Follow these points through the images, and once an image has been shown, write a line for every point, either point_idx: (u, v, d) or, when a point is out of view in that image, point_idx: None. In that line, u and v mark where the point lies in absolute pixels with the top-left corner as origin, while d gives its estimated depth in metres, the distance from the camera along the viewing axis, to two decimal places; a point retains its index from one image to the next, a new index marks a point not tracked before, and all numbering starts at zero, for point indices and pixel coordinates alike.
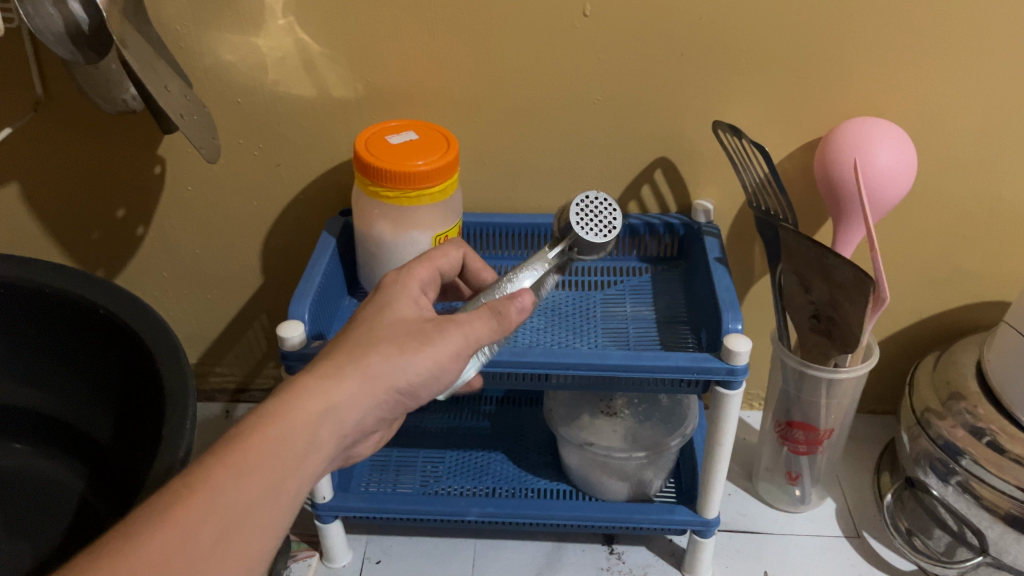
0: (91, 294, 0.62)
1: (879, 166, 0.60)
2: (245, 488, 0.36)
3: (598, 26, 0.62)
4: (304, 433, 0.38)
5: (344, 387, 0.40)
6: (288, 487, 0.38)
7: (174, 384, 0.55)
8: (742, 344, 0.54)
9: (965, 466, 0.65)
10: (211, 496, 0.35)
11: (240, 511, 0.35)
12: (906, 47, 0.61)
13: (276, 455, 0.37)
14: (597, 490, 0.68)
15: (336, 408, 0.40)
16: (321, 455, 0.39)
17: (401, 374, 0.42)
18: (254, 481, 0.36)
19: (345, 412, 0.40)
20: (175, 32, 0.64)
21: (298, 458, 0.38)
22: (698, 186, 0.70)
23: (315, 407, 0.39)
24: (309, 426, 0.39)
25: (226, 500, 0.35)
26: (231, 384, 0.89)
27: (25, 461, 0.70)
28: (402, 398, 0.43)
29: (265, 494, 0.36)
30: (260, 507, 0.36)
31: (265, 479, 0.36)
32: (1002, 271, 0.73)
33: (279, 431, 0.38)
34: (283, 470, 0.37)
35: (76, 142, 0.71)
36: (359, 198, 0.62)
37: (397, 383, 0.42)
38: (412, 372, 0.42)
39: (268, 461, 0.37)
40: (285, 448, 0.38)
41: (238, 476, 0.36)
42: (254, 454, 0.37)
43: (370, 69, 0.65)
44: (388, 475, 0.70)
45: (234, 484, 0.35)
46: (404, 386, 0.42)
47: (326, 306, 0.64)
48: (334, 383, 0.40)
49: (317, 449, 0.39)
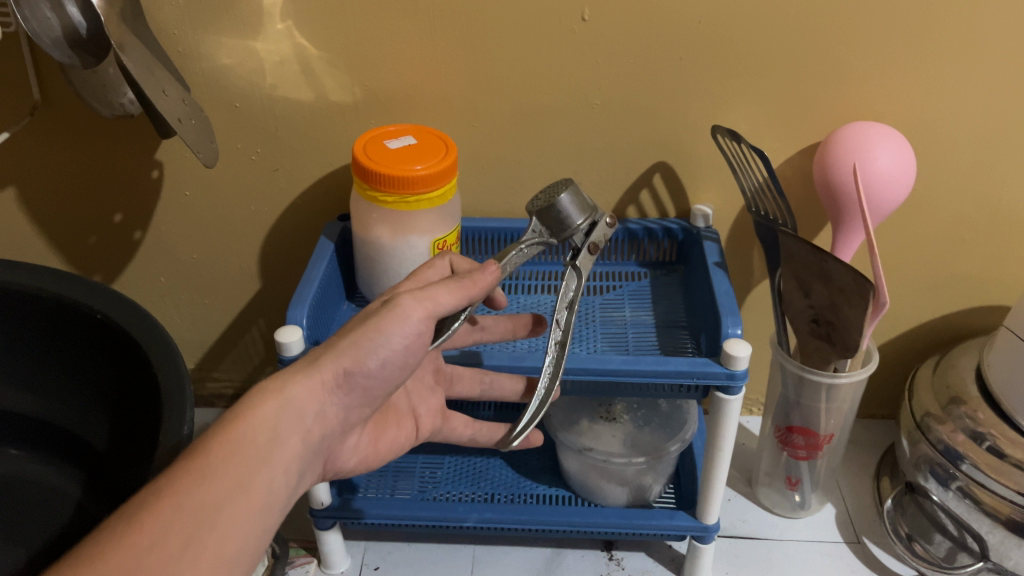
0: (87, 299, 0.61)
1: (878, 170, 0.60)
2: (212, 488, 0.36)
3: (597, 30, 0.61)
4: (265, 430, 0.39)
5: (297, 383, 0.41)
6: (258, 483, 0.38)
7: (171, 390, 0.54)
8: (742, 349, 0.54)
9: (965, 470, 0.65)
10: (178, 497, 0.35)
11: (211, 511, 0.35)
12: (906, 50, 0.61)
13: (238, 454, 0.37)
14: (597, 496, 0.67)
15: (290, 401, 0.40)
16: (286, 450, 0.40)
17: (348, 356, 0.42)
18: (218, 480, 0.36)
19: (300, 404, 0.41)
20: (173, 36, 0.63)
21: (262, 454, 0.38)
22: (697, 190, 0.70)
23: (269, 405, 0.40)
24: (269, 424, 0.39)
25: (194, 501, 0.35)
26: (229, 390, 0.89)
27: (22, 467, 0.70)
28: (360, 378, 0.43)
29: (233, 491, 0.36)
30: (231, 506, 0.36)
31: (230, 476, 0.37)
32: (1002, 275, 0.73)
33: (239, 430, 0.38)
34: (248, 466, 0.37)
35: (73, 145, 0.71)
36: (357, 202, 0.62)
37: (347, 365, 0.42)
38: (362, 350, 0.42)
39: (231, 460, 0.37)
40: (245, 446, 0.38)
41: (202, 478, 0.36)
42: (217, 457, 0.37)
43: (369, 73, 0.65)
44: (387, 481, 0.70)
45: (199, 485, 0.35)
46: (354, 366, 0.42)
47: (324, 311, 0.64)
48: (286, 380, 0.41)
49: (279, 443, 0.39)
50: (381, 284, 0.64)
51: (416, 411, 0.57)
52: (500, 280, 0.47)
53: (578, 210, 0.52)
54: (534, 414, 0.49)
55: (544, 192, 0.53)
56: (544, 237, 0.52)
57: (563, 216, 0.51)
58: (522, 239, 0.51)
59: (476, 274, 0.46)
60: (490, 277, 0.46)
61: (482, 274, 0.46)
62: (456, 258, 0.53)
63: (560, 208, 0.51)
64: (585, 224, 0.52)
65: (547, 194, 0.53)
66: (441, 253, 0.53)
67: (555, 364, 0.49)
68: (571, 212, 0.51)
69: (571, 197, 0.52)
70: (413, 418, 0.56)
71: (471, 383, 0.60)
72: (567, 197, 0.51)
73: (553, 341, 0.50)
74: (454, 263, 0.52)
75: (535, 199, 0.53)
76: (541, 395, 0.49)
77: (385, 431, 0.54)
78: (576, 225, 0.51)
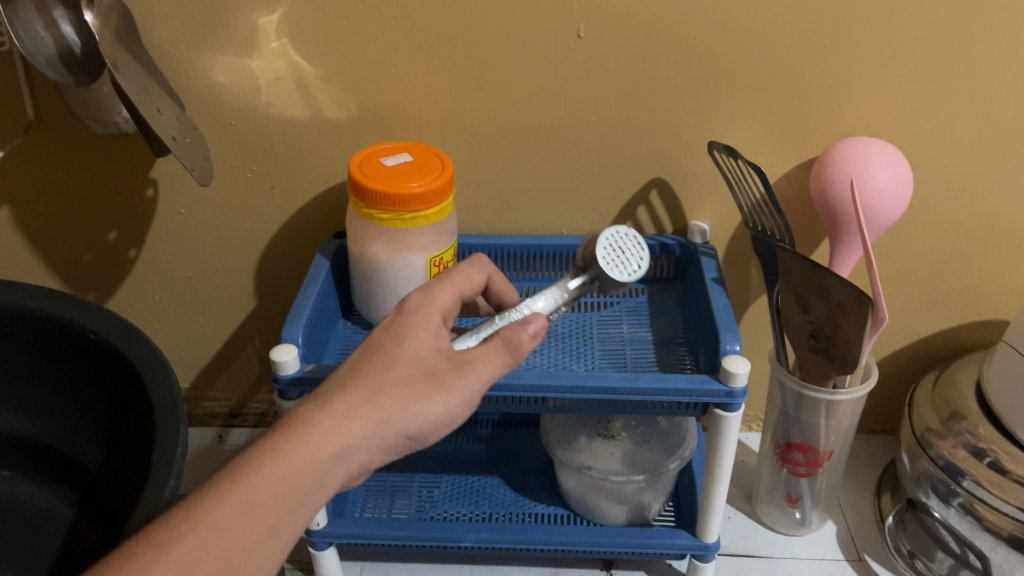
0: (81, 319, 0.61)
1: (875, 185, 0.60)
2: (243, 529, 0.36)
3: (593, 46, 0.61)
4: (312, 475, 0.38)
5: (356, 432, 0.39)
6: (288, 529, 0.38)
7: (164, 411, 0.54)
8: (741, 365, 0.53)
9: (967, 486, 0.65)
10: (208, 535, 0.35)
11: (238, 554, 0.36)
12: (901, 66, 0.61)
13: (279, 497, 0.37)
14: (596, 515, 0.67)
15: (348, 452, 0.39)
16: (324, 496, 0.39)
17: (415, 422, 0.41)
18: (251, 521, 0.36)
19: (353, 458, 0.40)
20: (169, 54, 0.63)
21: (302, 499, 0.38)
22: (695, 205, 0.70)
23: (325, 451, 0.38)
24: (317, 470, 0.38)
25: (222, 541, 0.35)
26: (224, 409, 0.88)
27: (14, 489, 0.69)
28: (413, 443, 0.42)
29: (265, 535, 0.37)
30: (257, 549, 0.36)
31: (263, 521, 0.37)
32: (1001, 290, 0.73)
33: (285, 471, 0.38)
34: (283, 512, 0.37)
35: (67, 164, 0.71)
36: (353, 220, 0.62)
37: (410, 432, 0.41)
38: (428, 419, 0.41)
39: (269, 504, 0.37)
40: (288, 488, 0.38)
41: (236, 517, 0.36)
42: (256, 496, 0.37)
43: (364, 91, 0.65)
44: (384, 501, 0.70)
45: (232, 524, 0.36)
46: (416, 433, 0.41)
47: (320, 330, 0.63)
48: (347, 424, 0.39)
49: (321, 491, 0.39)
50: (378, 301, 0.64)
51: None
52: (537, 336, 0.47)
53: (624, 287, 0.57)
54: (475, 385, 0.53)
55: (623, 248, 0.56)
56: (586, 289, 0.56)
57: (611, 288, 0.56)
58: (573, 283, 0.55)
59: (519, 337, 0.45)
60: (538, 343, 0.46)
61: (526, 337, 0.45)
62: (496, 274, 0.55)
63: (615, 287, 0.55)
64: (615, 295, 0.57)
65: (622, 250, 0.56)
66: (479, 260, 0.53)
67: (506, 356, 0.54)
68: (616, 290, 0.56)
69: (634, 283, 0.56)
70: None
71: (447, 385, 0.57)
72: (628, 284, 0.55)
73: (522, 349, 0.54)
74: (492, 279, 0.54)
75: (608, 244, 0.56)
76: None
77: None
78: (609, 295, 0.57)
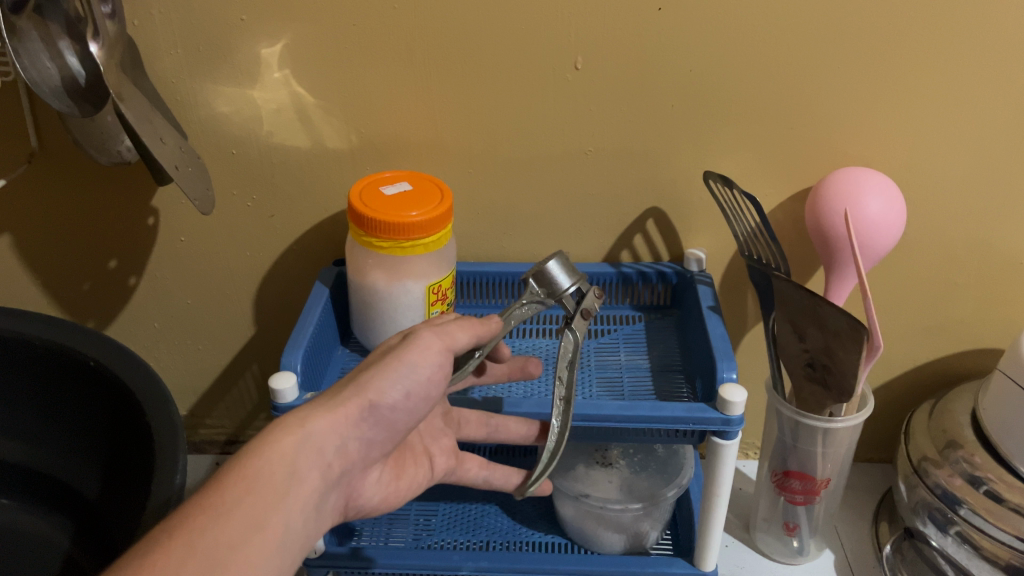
0: (83, 346, 0.61)
1: (869, 215, 0.60)
2: (225, 530, 0.35)
3: (591, 78, 0.62)
4: (285, 465, 0.38)
5: (320, 416, 0.40)
6: (274, 522, 0.37)
7: (163, 440, 0.54)
8: (737, 394, 0.54)
9: (964, 515, 0.65)
10: (190, 538, 0.34)
11: (224, 551, 0.34)
12: (892, 98, 0.62)
13: (256, 491, 0.37)
14: (594, 543, 0.66)
15: (312, 435, 0.39)
16: (304, 487, 0.39)
17: (377, 389, 0.41)
18: (232, 519, 0.35)
19: (319, 439, 0.40)
20: (172, 85, 0.64)
21: (279, 492, 0.37)
22: (690, 234, 0.71)
23: (290, 438, 0.39)
24: (288, 458, 0.38)
25: (206, 541, 0.34)
26: (221, 436, 0.88)
27: (9, 515, 0.68)
28: (386, 414, 0.42)
29: (248, 530, 0.35)
30: (244, 546, 0.35)
31: (245, 515, 0.36)
32: (995, 318, 0.73)
33: (255, 467, 0.37)
34: (262, 504, 0.36)
35: (68, 192, 0.72)
36: (354, 248, 0.62)
37: (371, 397, 0.41)
38: (390, 382, 0.42)
39: (245, 499, 0.36)
40: (265, 481, 0.37)
41: (216, 519, 0.35)
42: (233, 494, 0.36)
43: (364, 121, 0.66)
44: (381, 528, 0.70)
45: (212, 527, 0.34)
46: (385, 400, 0.42)
47: (318, 358, 0.63)
48: (308, 416, 0.40)
49: (297, 480, 0.38)
50: (376, 329, 0.64)
51: (430, 451, 0.55)
52: (501, 332, 0.49)
53: (568, 275, 0.53)
54: (547, 465, 0.51)
55: None
56: (541, 299, 0.52)
57: (552, 279, 0.52)
58: (521, 299, 0.52)
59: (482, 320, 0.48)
60: (492, 327, 0.48)
61: (486, 320, 0.48)
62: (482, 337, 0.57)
63: (549, 268, 0.52)
64: (574, 288, 0.52)
65: None
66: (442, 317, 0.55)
67: (562, 420, 0.50)
68: (559, 276, 0.52)
69: (559, 262, 0.53)
70: (428, 458, 0.55)
71: (475, 426, 0.58)
72: (554, 259, 0.52)
73: (559, 398, 0.51)
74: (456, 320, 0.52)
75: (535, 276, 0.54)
76: (550, 449, 0.51)
77: (405, 468, 0.53)
78: (565, 288, 0.52)
